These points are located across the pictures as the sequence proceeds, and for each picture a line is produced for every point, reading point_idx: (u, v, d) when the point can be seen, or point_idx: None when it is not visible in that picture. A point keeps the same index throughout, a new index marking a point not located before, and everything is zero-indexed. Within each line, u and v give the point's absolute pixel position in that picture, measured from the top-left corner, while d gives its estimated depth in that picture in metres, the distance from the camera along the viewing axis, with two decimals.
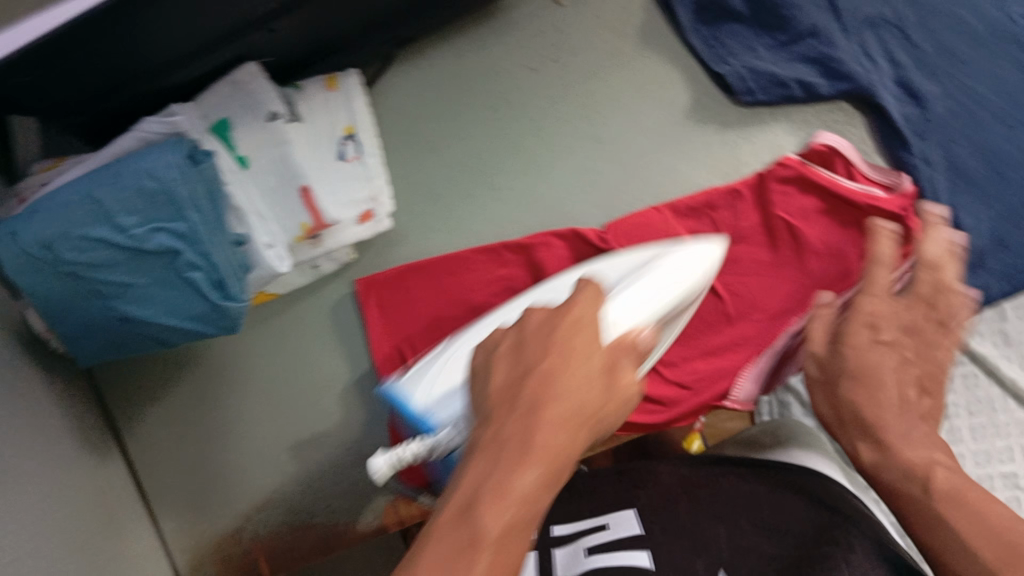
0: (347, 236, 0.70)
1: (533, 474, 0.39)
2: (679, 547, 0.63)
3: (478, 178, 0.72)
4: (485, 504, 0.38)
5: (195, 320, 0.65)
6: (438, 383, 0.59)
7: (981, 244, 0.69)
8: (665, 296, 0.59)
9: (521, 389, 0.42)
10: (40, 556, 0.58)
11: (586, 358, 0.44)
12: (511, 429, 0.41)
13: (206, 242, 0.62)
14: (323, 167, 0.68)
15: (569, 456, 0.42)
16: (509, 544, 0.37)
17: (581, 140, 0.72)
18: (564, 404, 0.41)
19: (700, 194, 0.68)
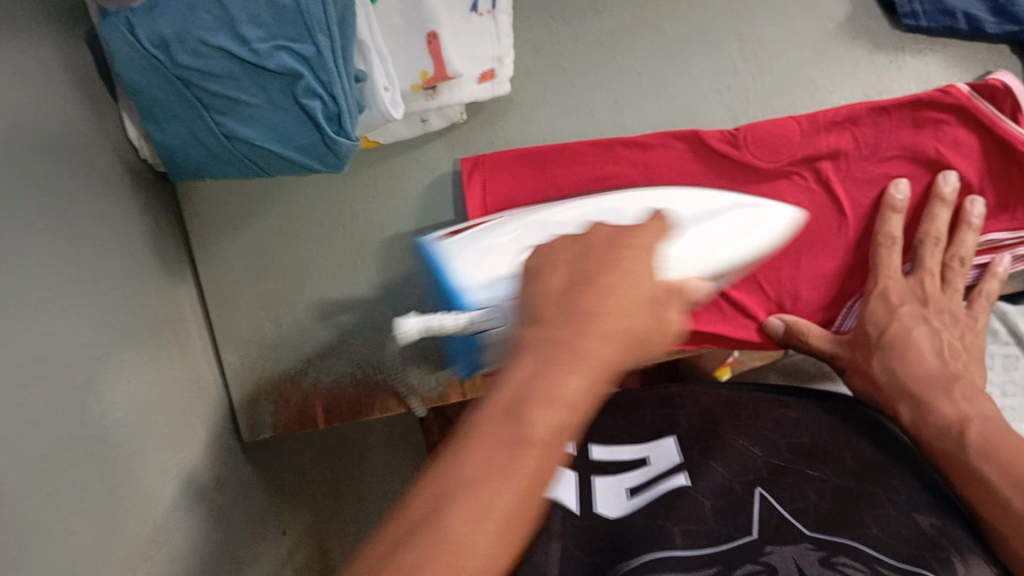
0: (464, 95, 0.67)
1: (582, 380, 0.36)
2: (720, 472, 0.59)
3: (608, 58, 0.69)
4: (536, 409, 0.35)
5: (300, 149, 0.63)
6: (483, 267, 0.60)
7: None
8: (705, 245, 0.60)
9: (573, 302, 0.39)
10: (107, 358, 0.57)
11: (632, 291, 0.40)
12: (559, 334, 0.37)
13: (329, 71, 0.59)
14: (455, 18, 0.65)
15: (614, 369, 0.38)
16: (556, 448, 0.35)
17: (722, 36, 0.68)
18: (615, 320, 0.39)
19: (848, 108, 0.66)
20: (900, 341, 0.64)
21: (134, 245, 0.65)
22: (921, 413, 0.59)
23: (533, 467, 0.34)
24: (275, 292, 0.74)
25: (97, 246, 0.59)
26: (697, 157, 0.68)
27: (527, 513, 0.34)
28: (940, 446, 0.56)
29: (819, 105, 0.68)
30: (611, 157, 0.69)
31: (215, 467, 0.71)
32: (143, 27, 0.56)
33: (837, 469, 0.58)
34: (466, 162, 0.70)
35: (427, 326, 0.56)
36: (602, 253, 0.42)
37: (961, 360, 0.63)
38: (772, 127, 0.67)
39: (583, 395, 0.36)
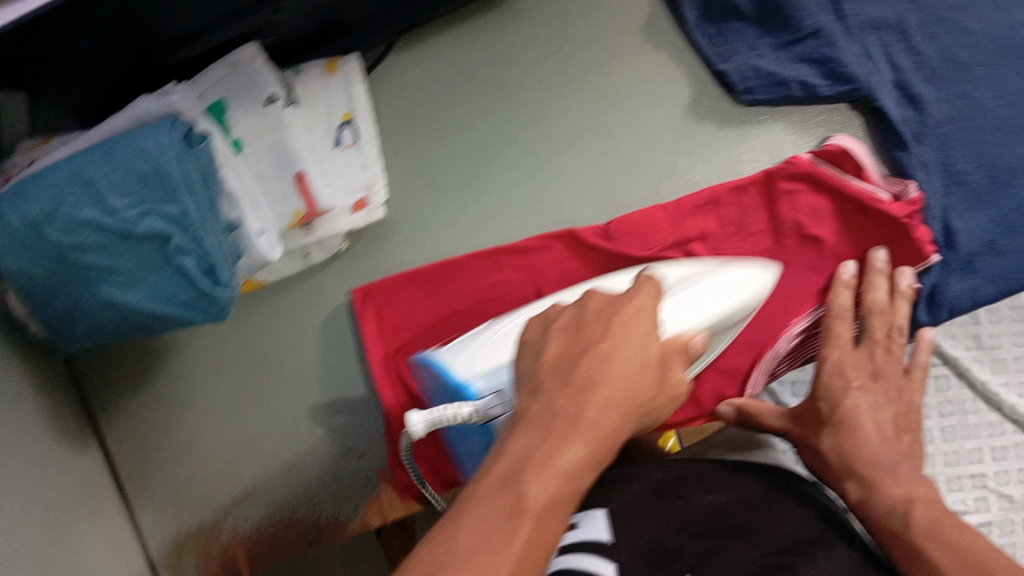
0: (340, 226, 0.68)
1: (569, 455, 0.42)
2: (648, 549, 0.57)
3: (478, 171, 0.71)
4: (532, 480, 0.41)
5: (182, 308, 0.61)
6: (480, 359, 0.61)
7: (971, 247, 0.70)
8: (708, 308, 0.62)
9: (574, 366, 0.47)
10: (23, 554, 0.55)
11: (625, 358, 0.47)
12: (558, 408, 0.44)
13: (198, 226, 0.60)
14: (319, 155, 0.67)
15: (608, 439, 0.45)
16: (552, 513, 0.41)
17: (581, 134, 0.72)
18: (607, 392, 0.45)
19: (708, 190, 0.70)
20: (851, 420, 0.63)
21: (28, 419, 0.63)
22: (869, 491, 0.59)
23: (531, 531, 0.39)
24: (189, 447, 0.73)
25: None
26: (573, 256, 0.70)
27: (539, 554, 0.39)
28: (888, 524, 0.56)
29: (683, 186, 0.71)
30: (493, 268, 0.71)
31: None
32: (13, 215, 0.55)
33: (762, 541, 0.59)
34: (358, 292, 0.70)
35: (434, 421, 0.53)
36: (594, 321, 0.50)
37: (909, 437, 0.64)
38: (640, 218, 0.69)
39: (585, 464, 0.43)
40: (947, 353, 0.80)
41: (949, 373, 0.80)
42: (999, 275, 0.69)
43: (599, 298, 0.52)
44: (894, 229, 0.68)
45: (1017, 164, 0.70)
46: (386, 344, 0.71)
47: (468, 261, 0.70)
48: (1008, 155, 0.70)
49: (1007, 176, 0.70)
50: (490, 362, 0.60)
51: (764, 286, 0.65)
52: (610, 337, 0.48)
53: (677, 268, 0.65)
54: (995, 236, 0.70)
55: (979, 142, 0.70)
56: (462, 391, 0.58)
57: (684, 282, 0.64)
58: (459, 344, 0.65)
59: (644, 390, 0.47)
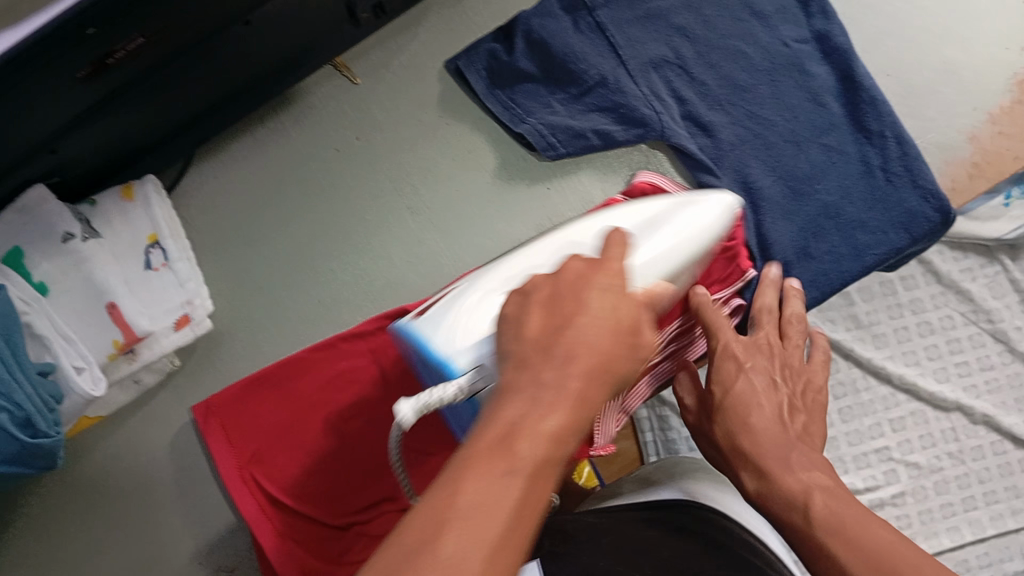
0: (165, 345, 0.68)
1: (560, 418, 0.36)
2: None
3: (304, 268, 0.72)
4: (523, 442, 0.35)
5: (4, 464, 0.59)
6: (462, 333, 0.54)
7: (788, 256, 0.72)
8: (674, 246, 0.58)
9: (556, 339, 0.39)
10: None
11: (592, 314, 0.40)
12: (542, 371, 0.38)
13: (7, 382, 0.58)
14: (131, 280, 0.67)
15: (587, 410, 0.38)
16: (544, 478, 0.35)
17: (398, 211, 0.73)
18: (591, 352, 0.39)
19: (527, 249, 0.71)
20: (739, 410, 0.63)
21: None
22: (766, 483, 0.59)
23: (524, 495, 0.34)
24: None
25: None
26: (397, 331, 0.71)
27: (530, 520, 0.34)
28: (788, 518, 0.56)
29: (505, 246, 0.73)
30: (335, 355, 0.70)
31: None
32: None
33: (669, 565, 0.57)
34: (199, 409, 0.69)
35: (423, 407, 0.48)
36: (568, 295, 0.41)
37: (801, 417, 0.64)
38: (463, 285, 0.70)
39: (578, 422, 0.37)
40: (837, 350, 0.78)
41: None
42: (819, 276, 0.72)
43: (574, 264, 0.44)
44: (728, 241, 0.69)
45: (813, 173, 0.73)
46: (236, 455, 0.69)
47: (305, 360, 0.70)
48: (804, 166, 0.73)
49: (804, 185, 0.73)
50: (470, 338, 0.53)
51: (724, 219, 0.61)
52: (583, 309, 0.40)
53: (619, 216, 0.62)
54: (807, 243, 0.72)
55: (772, 156, 0.73)
56: (445, 370, 0.52)
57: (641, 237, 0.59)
58: (438, 310, 0.57)
59: (612, 357, 0.39)
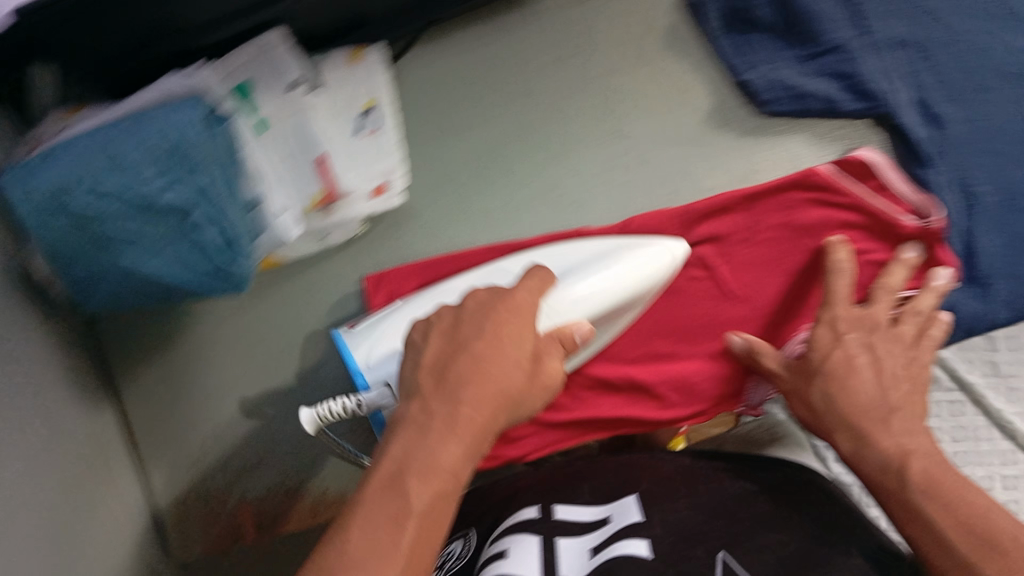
0: (359, 210, 0.70)
1: (455, 451, 0.46)
2: (660, 527, 0.60)
3: (499, 167, 0.73)
4: (414, 480, 0.44)
5: (194, 283, 0.63)
6: (382, 344, 0.65)
7: (991, 267, 0.69)
8: (608, 285, 0.63)
9: (453, 363, 0.49)
10: (37, 497, 0.58)
11: (517, 345, 0.50)
12: (433, 411, 0.47)
13: (218, 204, 0.62)
14: (341, 138, 0.69)
15: (483, 434, 0.48)
16: (439, 513, 0.45)
17: (603, 132, 0.72)
18: (489, 388, 0.48)
19: (722, 196, 0.70)
20: (841, 369, 0.60)
21: (54, 370, 0.66)
22: (861, 445, 0.57)
23: (413, 535, 0.43)
24: (200, 415, 0.76)
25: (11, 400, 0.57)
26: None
27: (424, 552, 0.43)
28: (879, 481, 0.55)
29: (697, 192, 0.72)
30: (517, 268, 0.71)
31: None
32: (33, 184, 0.56)
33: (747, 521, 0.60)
34: (370, 280, 0.71)
35: (318, 418, 0.61)
36: (470, 319, 0.51)
37: (906, 385, 0.59)
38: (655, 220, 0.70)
39: (480, 441, 0.47)
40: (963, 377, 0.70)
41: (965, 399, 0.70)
42: (1017, 299, 0.69)
43: (477, 295, 0.53)
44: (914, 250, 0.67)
45: None
46: None
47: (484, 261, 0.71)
48: None
49: None
50: (386, 350, 0.64)
51: (670, 266, 0.66)
52: (496, 346, 0.49)
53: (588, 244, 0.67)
54: (1014, 259, 0.69)
55: (999, 162, 0.70)
56: (355, 381, 0.63)
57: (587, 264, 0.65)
58: (369, 327, 0.67)
59: (512, 388, 0.49)
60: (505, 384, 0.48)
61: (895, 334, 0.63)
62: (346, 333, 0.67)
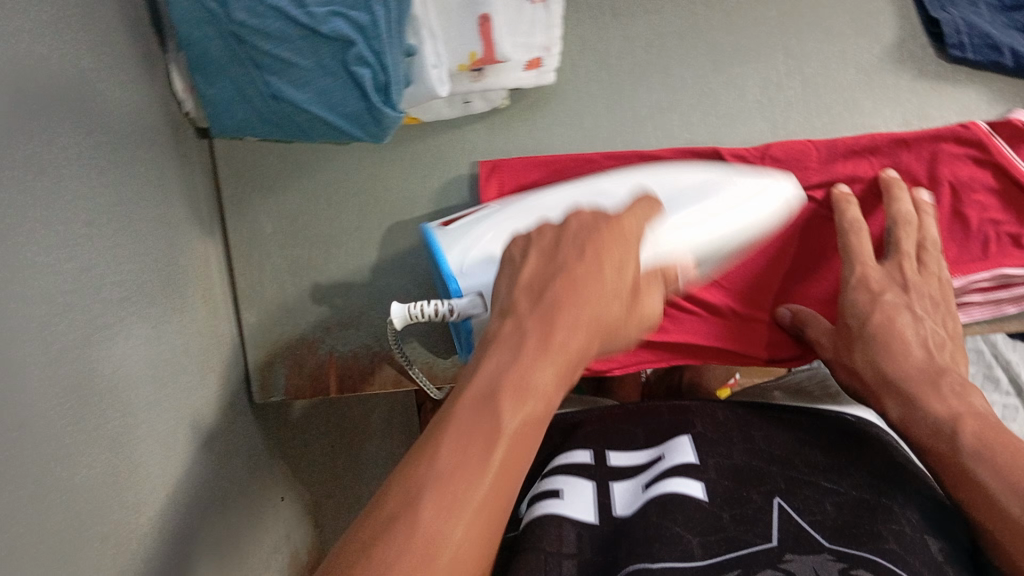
0: (510, 79, 0.67)
1: (550, 378, 0.39)
2: (718, 475, 0.56)
3: (657, 62, 0.69)
4: (507, 399, 0.37)
5: (346, 117, 0.64)
6: (476, 248, 0.60)
7: None
8: (713, 222, 0.58)
9: (553, 280, 0.43)
10: (128, 294, 0.55)
11: (619, 273, 0.45)
12: (530, 331, 0.41)
13: (381, 42, 0.60)
14: (510, 1, 0.64)
15: (580, 362, 0.42)
16: (526, 439, 0.38)
17: (772, 47, 0.68)
18: (587, 307, 0.42)
19: (869, 137, 0.66)
20: (883, 331, 0.58)
21: (163, 177, 0.64)
22: (910, 409, 0.53)
23: (502, 456, 0.36)
24: (301, 261, 0.73)
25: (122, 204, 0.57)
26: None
27: (511, 481, 0.37)
28: (930, 446, 0.50)
29: (859, 126, 0.68)
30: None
31: (225, 455, 0.68)
32: None
33: (787, 463, 0.58)
34: (485, 164, 0.69)
35: (408, 315, 0.60)
36: (567, 242, 0.45)
37: (948, 350, 0.58)
38: (794, 148, 0.67)
39: (571, 366, 0.41)
40: None
41: None
42: None
43: (582, 215, 0.47)
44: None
45: None
46: None
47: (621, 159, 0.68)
48: None
49: None
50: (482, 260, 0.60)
51: (776, 210, 0.61)
52: (596, 266, 0.44)
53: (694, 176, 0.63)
54: None
55: None
56: (447, 285, 0.59)
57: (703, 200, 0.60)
58: (462, 227, 0.63)
59: (613, 314, 0.43)
60: (605, 304, 0.43)
61: (929, 319, 0.59)
62: (437, 230, 0.63)
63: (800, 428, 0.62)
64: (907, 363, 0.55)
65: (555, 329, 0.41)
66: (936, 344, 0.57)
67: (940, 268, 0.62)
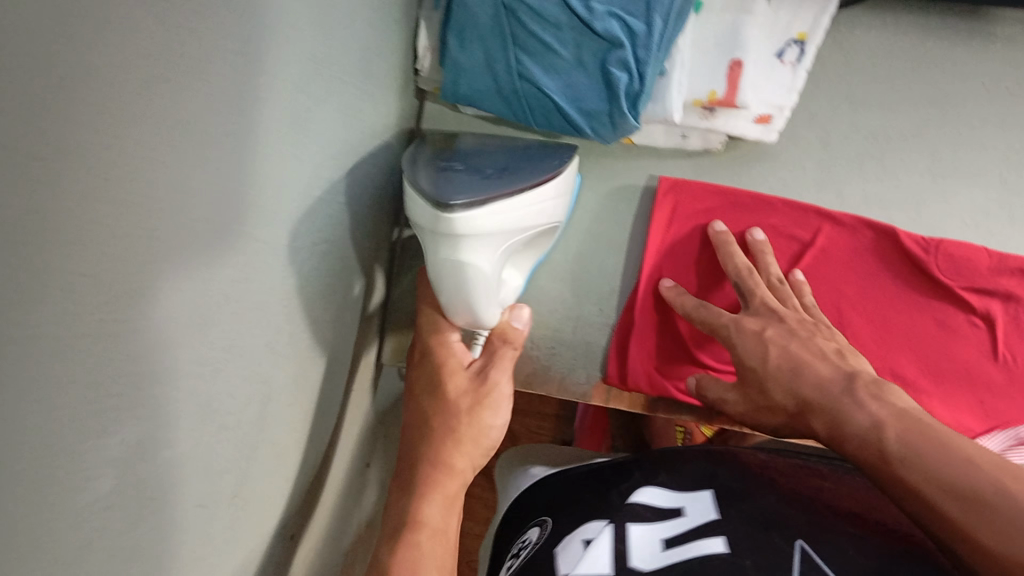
0: (737, 127, 0.68)
1: (438, 507, 0.55)
2: (739, 521, 0.55)
3: (875, 151, 0.71)
4: (382, 566, 0.51)
5: (581, 114, 0.65)
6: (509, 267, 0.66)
7: None
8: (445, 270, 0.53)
9: (407, 440, 0.61)
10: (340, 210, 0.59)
11: (452, 375, 0.61)
12: (401, 490, 0.58)
13: (648, 54, 0.61)
14: (760, 54, 0.67)
15: (458, 442, 0.58)
16: (439, 543, 0.53)
17: (989, 170, 0.70)
18: (427, 433, 0.59)
19: None
20: (785, 363, 0.59)
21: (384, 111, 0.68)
22: (836, 426, 0.52)
23: None
24: None
25: (361, 138, 0.62)
26: (882, 251, 0.69)
27: (449, 541, 0.54)
28: (861, 458, 0.49)
29: None
30: (824, 231, 0.70)
31: (348, 395, 0.72)
32: None
33: (813, 505, 0.56)
34: (666, 181, 0.72)
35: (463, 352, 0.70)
36: (414, 395, 0.63)
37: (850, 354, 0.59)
38: (968, 250, 0.67)
39: (467, 471, 0.58)
40: None
41: None
42: None
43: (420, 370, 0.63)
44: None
45: None
46: (665, 238, 0.72)
47: (798, 211, 0.70)
48: None
49: None
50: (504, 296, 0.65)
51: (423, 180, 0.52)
52: (422, 415, 0.61)
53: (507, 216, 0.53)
54: None
55: None
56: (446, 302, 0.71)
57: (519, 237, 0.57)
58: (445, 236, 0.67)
59: (458, 403, 0.60)
60: (447, 398, 0.60)
61: (816, 338, 0.61)
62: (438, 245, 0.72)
63: (834, 483, 0.60)
64: (809, 376, 0.57)
65: (444, 438, 0.58)
66: (869, 392, 0.52)
67: (789, 306, 0.65)
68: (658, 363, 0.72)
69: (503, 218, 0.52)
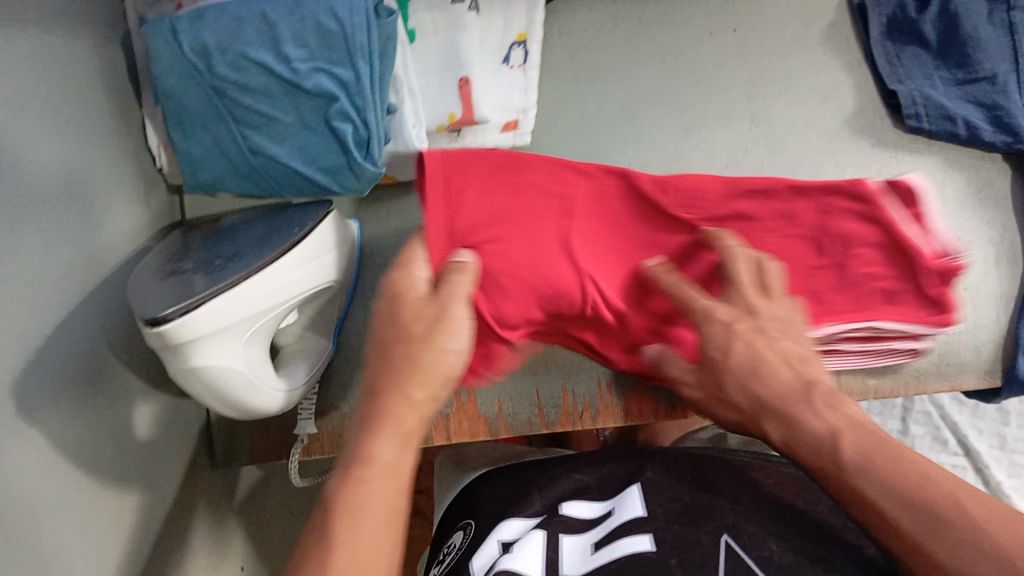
0: (487, 141, 0.68)
1: (378, 526, 0.44)
2: (664, 517, 0.58)
3: (629, 124, 0.71)
4: None
5: (322, 172, 0.64)
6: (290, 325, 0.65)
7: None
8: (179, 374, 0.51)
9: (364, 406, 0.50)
10: (66, 337, 0.54)
11: (410, 328, 0.51)
12: (328, 500, 0.45)
13: (365, 98, 0.60)
14: (490, 67, 0.67)
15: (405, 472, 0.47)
16: None
17: (738, 112, 0.70)
18: (382, 435, 0.48)
19: (769, 179, 0.65)
20: (749, 361, 0.55)
21: (120, 218, 0.64)
22: (789, 434, 0.52)
23: None
24: None
25: (82, 254, 0.58)
26: (626, 198, 0.66)
27: None
28: (818, 467, 0.49)
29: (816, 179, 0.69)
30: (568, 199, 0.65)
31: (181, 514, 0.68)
32: (188, 36, 0.60)
33: (746, 501, 0.59)
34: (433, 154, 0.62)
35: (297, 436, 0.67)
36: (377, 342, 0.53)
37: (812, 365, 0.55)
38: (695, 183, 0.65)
39: (400, 458, 0.47)
40: (971, 447, 0.95)
41: (969, 466, 0.94)
42: None
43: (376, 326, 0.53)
44: (926, 283, 0.63)
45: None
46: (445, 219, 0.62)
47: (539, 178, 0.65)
48: None
49: None
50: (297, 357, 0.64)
51: (147, 299, 0.50)
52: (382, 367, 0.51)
53: (241, 307, 0.51)
54: None
55: None
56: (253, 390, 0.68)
57: (273, 315, 0.55)
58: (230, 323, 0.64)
59: (415, 355, 0.51)
60: (400, 378, 0.50)
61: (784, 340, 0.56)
62: None
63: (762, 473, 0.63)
64: (779, 383, 0.54)
65: (385, 417, 0.48)
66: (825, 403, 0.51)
67: (744, 281, 0.59)
68: (492, 348, 0.66)
69: (232, 309, 0.50)
